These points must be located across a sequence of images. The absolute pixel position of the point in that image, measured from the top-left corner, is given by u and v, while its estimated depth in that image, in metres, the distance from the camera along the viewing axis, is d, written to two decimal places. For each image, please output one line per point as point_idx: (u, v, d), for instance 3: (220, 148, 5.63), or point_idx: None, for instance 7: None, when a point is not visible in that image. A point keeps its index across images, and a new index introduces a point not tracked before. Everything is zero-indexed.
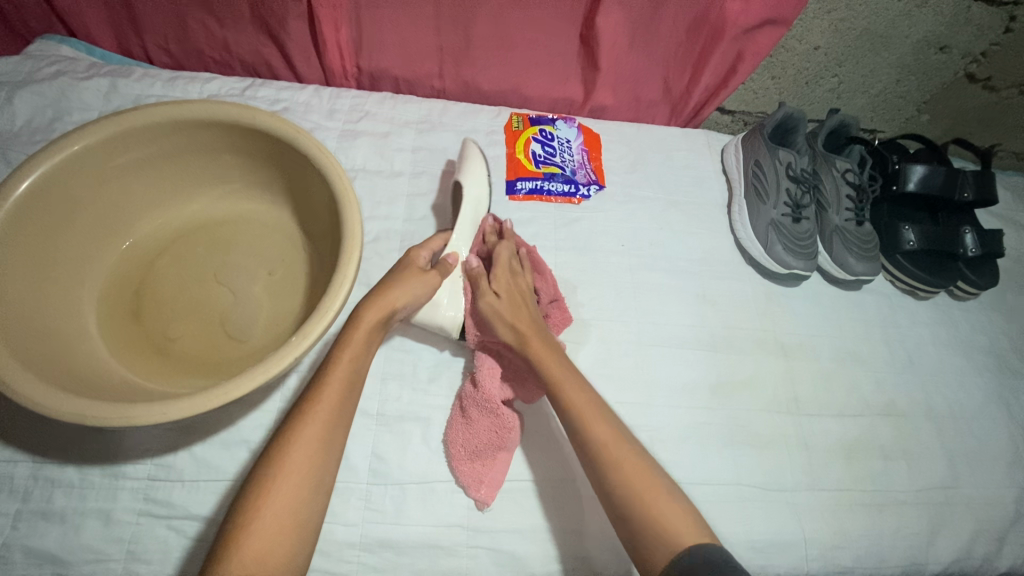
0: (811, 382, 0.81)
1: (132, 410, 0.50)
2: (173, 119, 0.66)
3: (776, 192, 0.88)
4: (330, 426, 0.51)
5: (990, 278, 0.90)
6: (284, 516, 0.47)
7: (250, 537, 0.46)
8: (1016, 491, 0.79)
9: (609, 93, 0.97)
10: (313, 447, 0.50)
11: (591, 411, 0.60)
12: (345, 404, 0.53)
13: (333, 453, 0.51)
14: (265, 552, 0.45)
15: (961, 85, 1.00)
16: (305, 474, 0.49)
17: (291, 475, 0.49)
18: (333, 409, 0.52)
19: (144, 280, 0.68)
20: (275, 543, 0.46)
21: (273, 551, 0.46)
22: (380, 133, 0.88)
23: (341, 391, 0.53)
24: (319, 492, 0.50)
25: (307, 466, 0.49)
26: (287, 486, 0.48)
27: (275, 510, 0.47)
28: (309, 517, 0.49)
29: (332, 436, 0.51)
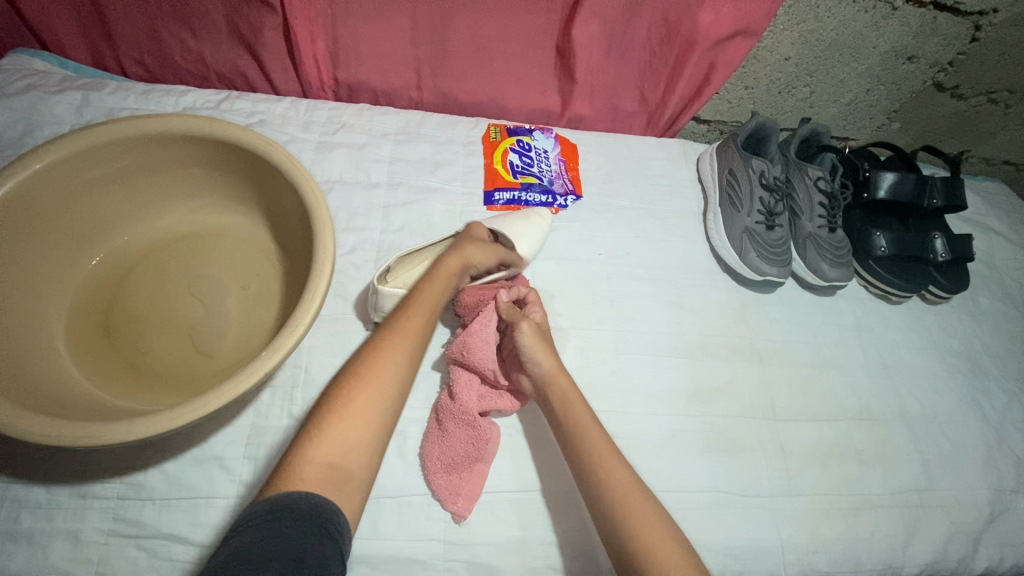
0: (787, 388, 0.82)
1: (95, 429, 0.50)
2: (145, 132, 0.65)
3: (750, 200, 0.89)
4: (401, 364, 0.58)
5: (961, 283, 0.92)
6: (356, 432, 0.52)
7: (325, 443, 0.51)
8: (989, 492, 0.80)
9: (586, 103, 0.98)
10: (383, 379, 0.56)
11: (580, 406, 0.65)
12: (414, 350, 0.60)
13: (401, 390, 0.57)
14: (338, 456, 0.51)
15: (929, 94, 1.02)
16: (374, 400, 0.55)
17: (365, 396, 0.54)
18: (399, 366, 0.58)
19: (115, 295, 0.67)
20: (348, 453, 0.51)
21: (343, 458, 0.51)
22: (357, 145, 0.88)
23: (411, 338, 0.60)
24: (385, 420, 0.55)
25: (374, 405, 0.54)
26: (360, 405, 0.54)
27: (351, 424, 0.52)
28: (377, 438, 0.54)
29: (400, 373, 0.57)
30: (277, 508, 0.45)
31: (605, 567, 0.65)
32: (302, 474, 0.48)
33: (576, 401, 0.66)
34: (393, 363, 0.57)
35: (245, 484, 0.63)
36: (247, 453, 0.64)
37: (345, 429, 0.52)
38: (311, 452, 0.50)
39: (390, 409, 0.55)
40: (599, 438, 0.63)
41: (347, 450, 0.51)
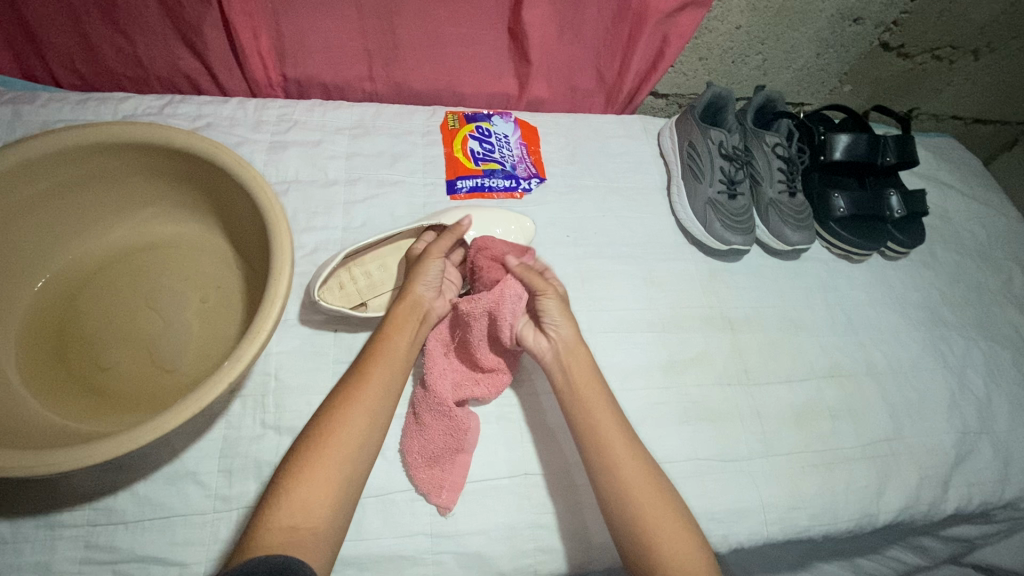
0: (758, 353, 0.83)
1: (54, 454, 0.48)
2: (83, 144, 0.62)
3: (711, 171, 0.90)
4: (368, 415, 0.58)
5: (917, 237, 0.94)
6: (321, 490, 0.52)
7: (289, 503, 0.51)
8: (955, 435, 0.83)
9: (544, 85, 0.97)
10: (350, 432, 0.56)
11: (594, 393, 0.65)
12: (382, 400, 0.60)
13: (370, 443, 0.57)
14: (301, 516, 0.50)
15: (877, 54, 1.04)
16: (340, 455, 0.55)
17: (331, 448, 0.55)
18: (368, 412, 0.58)
19: (67, 317, 0.64)
20: (312, 512, 0.51)
21: (307, 517, 0.51)
22: (311, 142, 0.86)
23: (379, 387, 0.60)
24: (353, 476, 0.55)
25: (341, 458, 0.54)
26: (326, 457, 0.54)
27: (315, 482, 0.52)
28: (343, 495, 0.53)
29: (369, 419, 0.58)
30: (235, 571, 0.43)
31: (594, 544, 0.66)
32: (265, 537, 0.48)
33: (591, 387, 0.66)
34: (361, 415, 0.58)
35: (222, 498, 0.61)
36: (221, 466, 0.62)
37: (309, 488, 0.52)
38: (275, 512, 0.50)
39: (357, 463, 0.55)
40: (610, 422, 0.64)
41: (312, 508, 0.51)
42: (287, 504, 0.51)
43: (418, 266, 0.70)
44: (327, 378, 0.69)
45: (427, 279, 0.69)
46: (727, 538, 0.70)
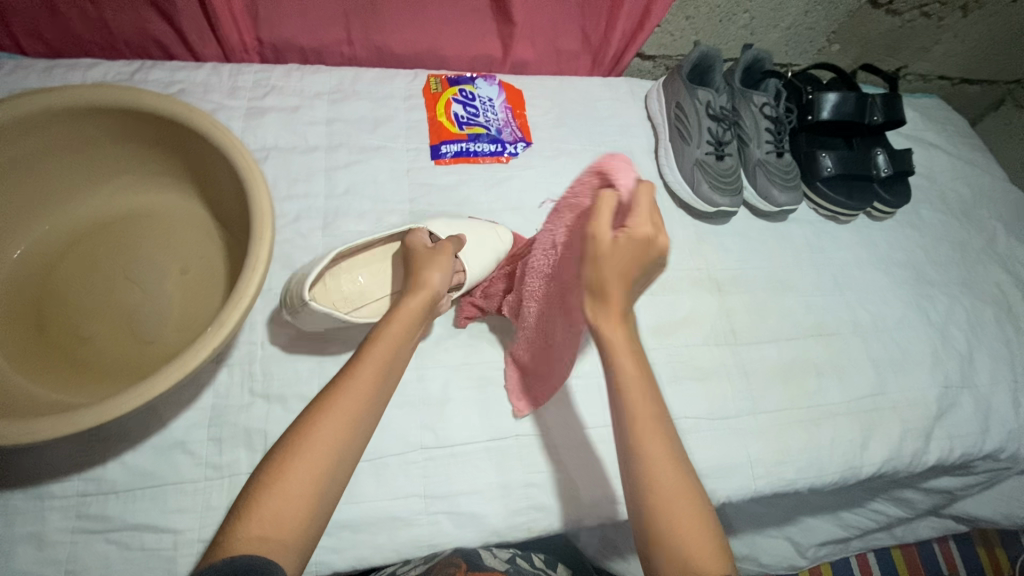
0: (746, 314, 0.84)
1: (35, 423, 0.47)
2: (48, 108, 0.59)
3: (698, 132, 0.88)
4: (352, 421, 0.50)
5: (903, 197, 0.94)
6: (296, 502, 0.46)
7: (260, 514, 0.45)
8: (938, 390, 0.85)
9: (527, 47, 0.95)
10: (331, 441, 0.49)
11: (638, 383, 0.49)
12: (369, 406, 0.52)
13: (352, 452, 0.50)
14: (271, 528, 0.45)
15: (866, 12, 1.03)
16: (318, 465, 0.48)
17: (303, 459, 0.47)
18: (350, 417, 0.50)
19: (46, 290, 0.63)
20: (283, 523, 0.45)
21: (279, 528, 0.45)
22: (290, 108, 0.83)
23: (367, 390, 0.52)
24: (331, 486, 0.48)
25: (316, 468, 0.47)
26: (298, 468, 0.47)
27: (285, 494, 0.46)
28: (319, 505, 0.47)
29: (351, 428, 0.50)
30: None
31: (585, 502, 0.67)
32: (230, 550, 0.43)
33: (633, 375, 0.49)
34: (343, 423, 0.50)
35: (213, 466, 0.61)
36: (211, 435, 0.62)
37: (282, 498, 0.46)
38: (244, 521, 0.45)
39: (337, 473, 0.49)
40: (645, 419, 0.49)
41: (285, 520, 0.45)
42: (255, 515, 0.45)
43: (428, 259, 0.62)
44: (315, 346, 0.68)
45: (439, 275, 0.61)
46: (715, 493, 0.71)
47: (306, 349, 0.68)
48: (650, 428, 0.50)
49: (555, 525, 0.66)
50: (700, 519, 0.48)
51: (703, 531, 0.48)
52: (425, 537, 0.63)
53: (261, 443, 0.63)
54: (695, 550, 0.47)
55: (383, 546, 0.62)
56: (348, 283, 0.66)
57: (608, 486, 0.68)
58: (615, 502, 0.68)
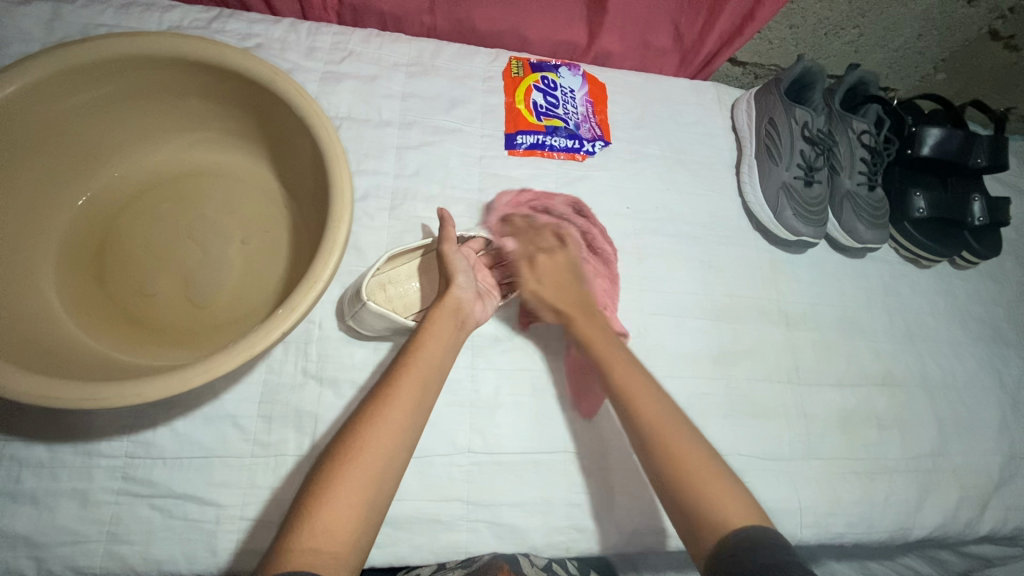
0: (812, 352, 0.80)
1: (103, 389, 0.46)
2: (126, 54, 0.57)
3: (790, 154, 0.84)
4: (398, 429, 0.49)
5: (994, 248, 0.88)
6: (346, 512, 0.44)
7: (313, 524, 0.43)
8: (1001, 459, 0.81)
9: (616, 38, 0.89)
10: (375, 450, 0.48)
11: (637, 386, 0.59)
12: (413, 416, 0.51)
13: (397, 463, 0.49)
14: (324, 539, 0.43)
15: (982, 43, 0.96)
16: (367, 473, 0.47)
17: (355, 467, 0.46)
18: (396, 426, 0.49)
19: (107, 242, 0.61)
20: (336, 533, 0.44)
21: (333, 538, 0.43)
22: (366, 77, 0.79)
23: (409, 401, 0.51)
24: (379, 496, 0.47)
25: (365, 478, 0.46)
26: (349, 476, 0.46)
27: (336, 503, 0.45)
28: (368, 518, 0.46)
29: (398, 437, 0.49)
30: None
31: (627, 529, 0.65)
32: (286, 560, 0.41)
33: (637, 383, 0.59)
34: (388, 431, 0.49)
35: (261, 444, 0.60)
36: (261, 411, 0.61)
37: (334, 506, 0.44)
38: (295, 534, 0.43)
39: (385, 483, 0.47)
40: (663, 421, 0.56)
41: (336, 530, 0.44)
42: (309, 522, 0.43)
43: (446, 267, 0.62)
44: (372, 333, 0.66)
45: (463, 281, 0.61)
46: None
47: (362, 335, 0.66)
48: (667, 425, 0.56)
49: (595, 548, 0.64)
50: (712, 467, 0.53)
51: (706, 464, 0.53)
52: (463, 544, 0.61)
53: (311, 427, 0.61)
54: (706, 488, 0.51)
55: (420, 548, 0.60)
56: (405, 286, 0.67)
57: (649, 513, 0.66)
58: (661, 532, 0.66)
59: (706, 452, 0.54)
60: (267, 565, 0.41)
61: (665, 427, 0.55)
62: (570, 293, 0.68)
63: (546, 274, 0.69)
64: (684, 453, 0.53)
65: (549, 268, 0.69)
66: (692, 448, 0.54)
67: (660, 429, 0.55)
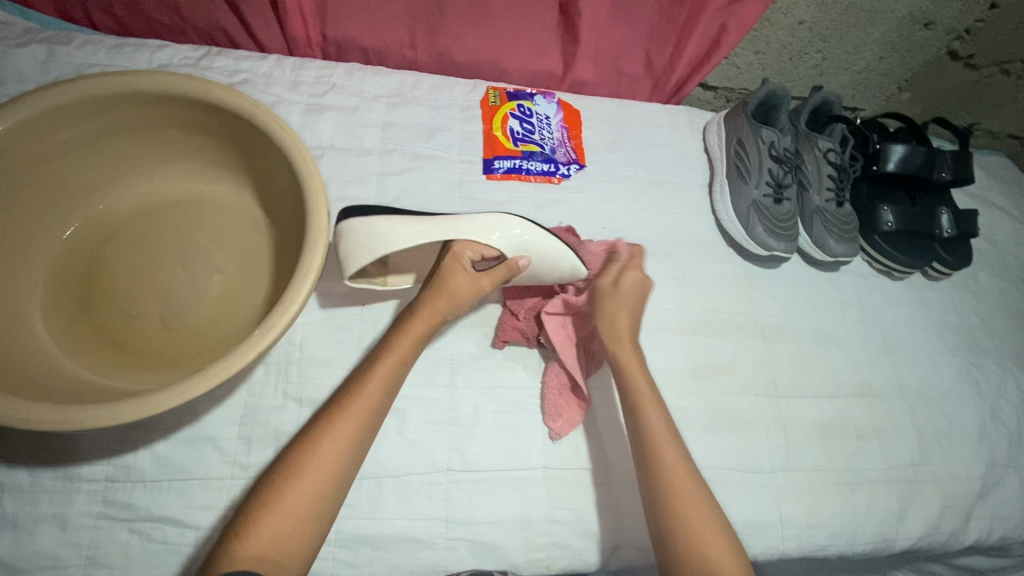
0: (789, 364, 0.81)
1: (83, 412, 0.47)
2: (116, 91, 0.60)
3: (759, 172, 0.87)
4: (344, 444, 0.53)
5: (965, 259, 0.90)
6: (290, 523, 0.48)
7: (253, 532, 0.47)
8: (982, 467, 0.81)
9: (590, 67, 0.93)
10: (322, 466, 0.51)
11: (665, 433, 0.61)
12: (353, 432, 0.54)
13: (344, 475, 0.53)
14: (271, 548, 0.47)
15: (943, 63, 1.00)
16: (313, 485, 0.50)
17: (301, 483, 0.50)
18: (345, 442, 0.53)
19: (93, 269, 0.63)
20: (281, 541, 0.48)
21: (275, 548, 0.47)
22: (348, 108, 0.83)
23: (359, 417, 0.54)
24: (326, 508, 0.51)
25: (312, 491, 0.50)
26: (297, 490, 0.50)
27: (282, 515, 0.48)
28: (314, 526, 0.50)
29: (344, 453, 0.53)
30: None
31: (608, 545, 0.65)
32: (225, 567, 0.45)
33: (662, 428, 0.61)
34: (336, 446, 0.52)
35: (240, 465, 0.61)
36: (240, 433, 0.62)
37: (279, 515, 0.48)
38: (244, 540, 0.47)
39: (333, 492, 0.51)
40: (677, 463, 0.59)
41: (278, 540, 0.48)
42: (253, 534, 0.47)
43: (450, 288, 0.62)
44: (352, 347, 0.68)
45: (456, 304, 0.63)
46: (744, 551, 0.69)
47: (342, 353, 0.67)
48: (680, 470, 0.59)
49: (574, 563, 0.65)
50: (707, 517, 0.56)
51: (701, 507, 0.56)
52: (441, 563, 0.62)
53: None
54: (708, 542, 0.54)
55: (398, 567, 0.60)
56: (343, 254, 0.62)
57: (630, 528, 0.66)
58: (640, 548, 0.66)
59: (705, 501, 0.57)
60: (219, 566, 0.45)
61: (679, 470, 0.58)
62: (627, 321, 0.68)
63: (618, 299, 0.68)
64: (678, 479, 0.58)
65: (625, 294, 0.69)
66: (693, 491, 0.57)
67: (673, 473, 0.58)
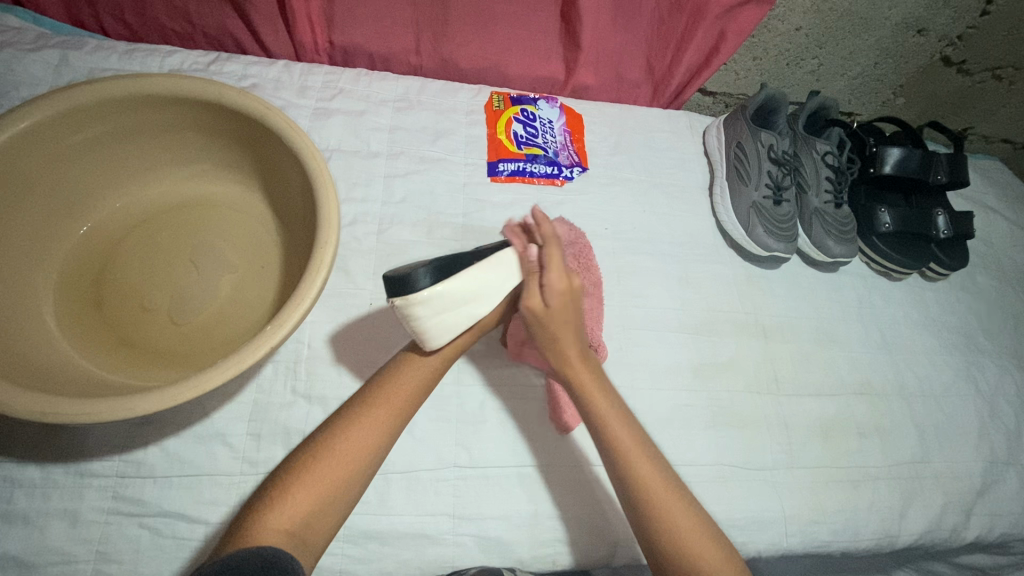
0: (791, 363, 0.82)
1: (98, 405, 0.48)
2: (133, 93, 0.61)
3: (758, 174, 0.88)
4: (375, 431, 0.53)
5: (962, 260, 0.92)
6: (312, 503, 0.48)
7: (277, 509, 0.47)
8: (982, 464, 0.82)
9: (591, 73, 0.94)
10: (352, 449, 0.52)
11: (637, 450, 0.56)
12: (391, 422, 0.54)
13: (372, 462, 0.53)
14: (296, 526, 0.47)
15: (936, 69, 1.02)
16: (342, 468, 0.51)
17: (330, 465, 0.50)
18: (378, 429, 0.53)
19: (107, 268, 0.64)
20: (303, 522, 0.47)
21: (300, 527, 0.47)
22: (355, 112, 0.84)
23: (393, 406, 0.55)
24: (350, 492, 0.51)
25: (339, 473, 0.50)
26: (324, 471, 0.50)
27: (307, 495, 0.48)
28: (337, 510, 0.50)
29: (376, 439, 0.53)
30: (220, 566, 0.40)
31: (612, 541, 0.66)
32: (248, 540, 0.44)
33: (633, 444, 0.56)
34: (369, 432, 0.53)
35: (250, 462, 0.61)
36: (250, 430, 0.62)
37: (304, 493, 0.48)
38: (266, 517, 0.46)
39: (357, 478, 0.51)
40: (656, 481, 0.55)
41: (301, 519, 0.47)
42: (275, 512, 0.47)
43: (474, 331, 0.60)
44: (361, 346, 0.69)
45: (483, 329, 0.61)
46: (747, 547, 0.69)
47: (351, 351, 0.68)
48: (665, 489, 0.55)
49: (581, 557, 0.65)
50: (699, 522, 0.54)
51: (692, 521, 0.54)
52: (450, 558, 0.62)
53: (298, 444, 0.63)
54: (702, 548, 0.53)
55: (407, 563, 0.61)
56: (429, 325, 0.53)
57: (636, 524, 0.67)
58: None
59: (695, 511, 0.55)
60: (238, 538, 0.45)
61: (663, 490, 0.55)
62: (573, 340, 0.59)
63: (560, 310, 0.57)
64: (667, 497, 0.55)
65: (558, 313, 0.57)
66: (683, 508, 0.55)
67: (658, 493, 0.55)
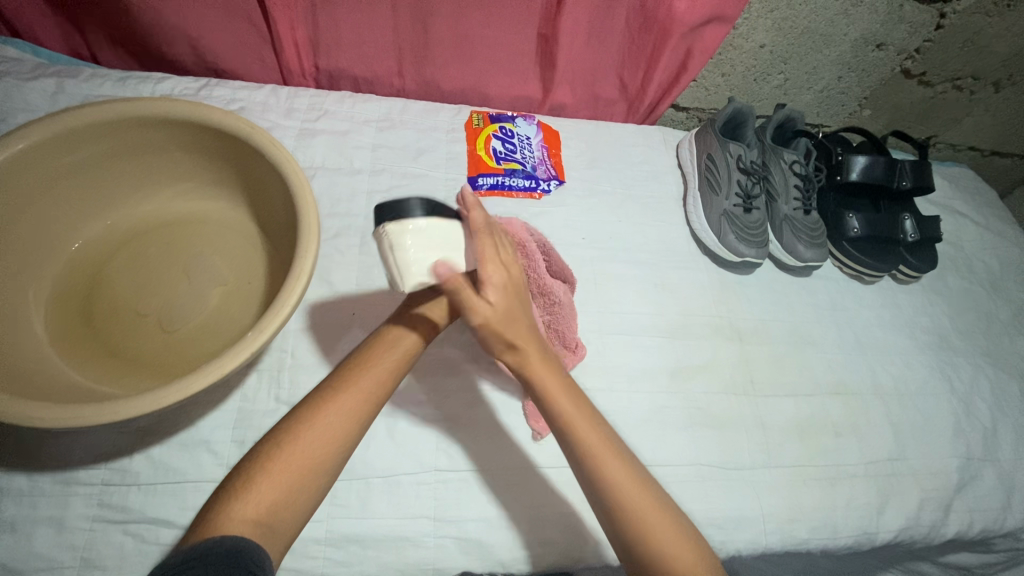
0: (766, 364, 0.84)
1: (82, 410, 0.49)
2: (124, 115, 0.65)
3: (728, 184, 0.92)
4: (343, 421, 0.54)
5: (930, 262, 0.95)
6: (280, 494, 0.50)
7: (243, 501, 0.48)
8: (958, 461, 0.84)
9: (567, 91, 0.99)
10: (319, 440, 0.53)
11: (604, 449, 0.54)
12: (359, 413, 0.56)
13: (340, 451, 0.54)
14: (264, 517, 0.48)
15: (899, 81, 1.06)
16: (309, 458, 0.52)
17: (296, 456, 0.52)
18: (345, 420, 0.54)
19: (97, 282, 0.66)
20: (270, 512, 0.49)
21: (267, 518, 0.48)
22: (339, 132, 0.88)
23: (362, 396, 0.56)
24: (319, 481, 0.52)
25: (307, 463, 0.52)
26: (291, 461, 0.51)
27: (275, 486, 0.50)
28: (305, 500, 0.51)
29: (342, 430, 0.54)
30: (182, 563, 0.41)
31: (591, 541, 0.67)
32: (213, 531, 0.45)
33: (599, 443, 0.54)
34: (337, 423, 0.54)
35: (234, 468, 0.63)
36: (234, 437, 0.64)
37: (271, 484, 0.50)
38: (232, 507, 0.48)
39: (326, 468, 0.53)
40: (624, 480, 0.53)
41: (267, 510, 0.49)
42: (241, 503, 0.48)
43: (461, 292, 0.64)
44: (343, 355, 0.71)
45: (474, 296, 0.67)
46: (725, 545, 0.70)
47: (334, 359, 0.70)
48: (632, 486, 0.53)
49: (560, 558, 0.66)
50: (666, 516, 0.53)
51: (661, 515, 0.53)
52: (431, 560, 0.63)
53: None
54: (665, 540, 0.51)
55: (388, 565, 0.62)
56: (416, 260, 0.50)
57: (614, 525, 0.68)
58: None
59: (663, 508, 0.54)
60: (204, 528, 0.46)
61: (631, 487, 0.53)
62: None
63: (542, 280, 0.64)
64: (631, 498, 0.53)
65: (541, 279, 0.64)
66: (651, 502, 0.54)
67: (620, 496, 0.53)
